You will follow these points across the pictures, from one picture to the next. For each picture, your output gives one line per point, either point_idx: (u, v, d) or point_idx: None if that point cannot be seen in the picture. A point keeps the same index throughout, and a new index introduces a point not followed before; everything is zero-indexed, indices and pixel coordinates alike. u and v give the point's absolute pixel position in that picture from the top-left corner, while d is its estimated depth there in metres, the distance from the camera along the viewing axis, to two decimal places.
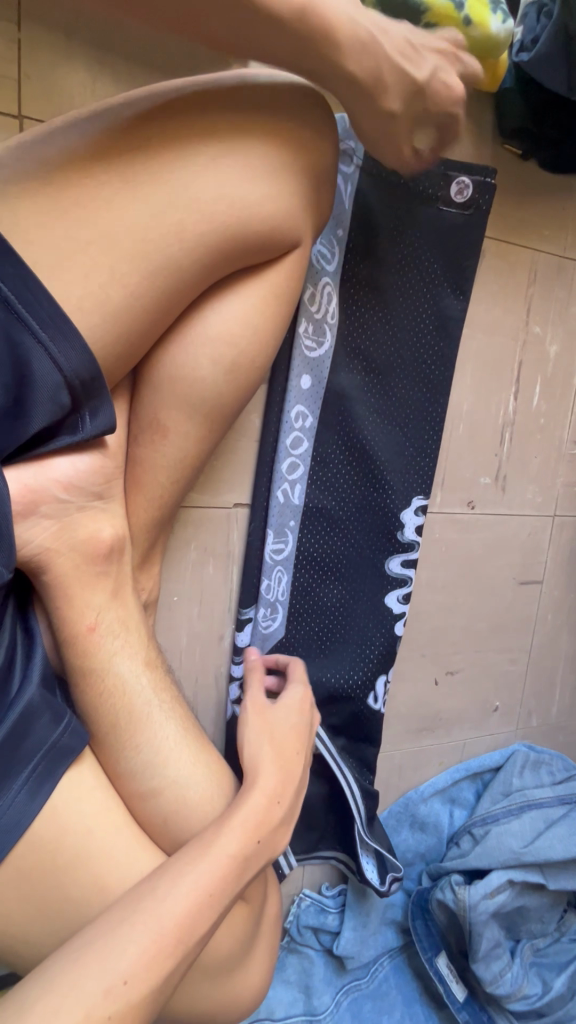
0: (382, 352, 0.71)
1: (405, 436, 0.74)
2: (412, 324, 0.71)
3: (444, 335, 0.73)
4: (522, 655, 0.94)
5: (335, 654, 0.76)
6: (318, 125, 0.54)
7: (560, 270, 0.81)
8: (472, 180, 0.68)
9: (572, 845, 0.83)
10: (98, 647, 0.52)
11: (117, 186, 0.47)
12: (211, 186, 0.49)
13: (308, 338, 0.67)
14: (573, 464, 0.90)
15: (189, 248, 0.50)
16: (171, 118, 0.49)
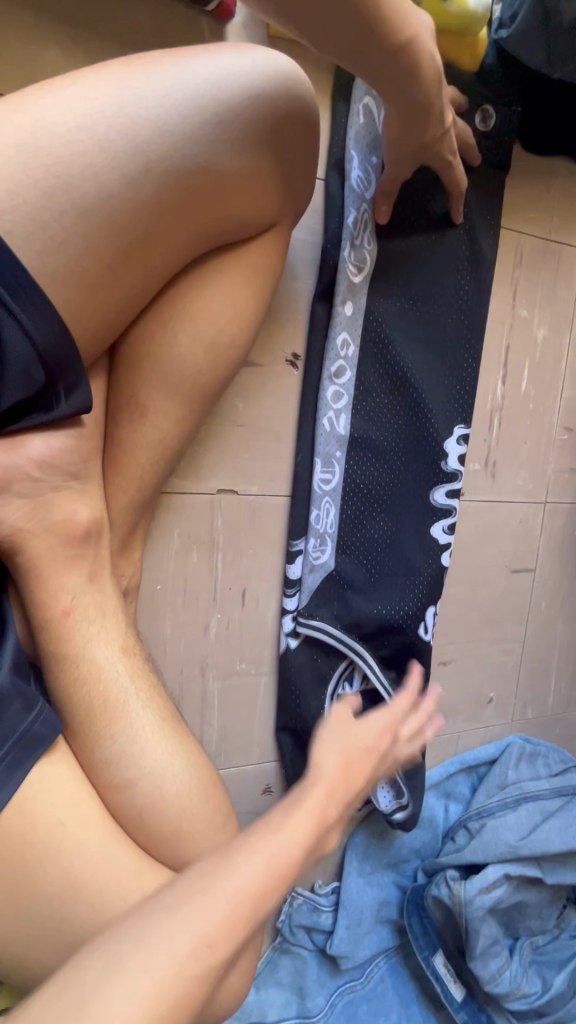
0: (424, 278, 0.71)
1: (445, 366, 0.74)
2: (448, 253, 0.72)
3: (478, 268, 0.74)
4: (516, 645, 0.93)
5: (389, 587, 0.73)
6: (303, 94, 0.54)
7: (546, 253, 0.81)
8: (496, 112, 0.71)
9: (568, 837, 0.82)
10: (72, 631, 0.51)
11: None
12: (191, 149, 0.47)
13: (351, 264, 0.68)
14: (563, 450, 0.89)
15: (163, 220, 0.48)
16: (144, 73, 0.46)
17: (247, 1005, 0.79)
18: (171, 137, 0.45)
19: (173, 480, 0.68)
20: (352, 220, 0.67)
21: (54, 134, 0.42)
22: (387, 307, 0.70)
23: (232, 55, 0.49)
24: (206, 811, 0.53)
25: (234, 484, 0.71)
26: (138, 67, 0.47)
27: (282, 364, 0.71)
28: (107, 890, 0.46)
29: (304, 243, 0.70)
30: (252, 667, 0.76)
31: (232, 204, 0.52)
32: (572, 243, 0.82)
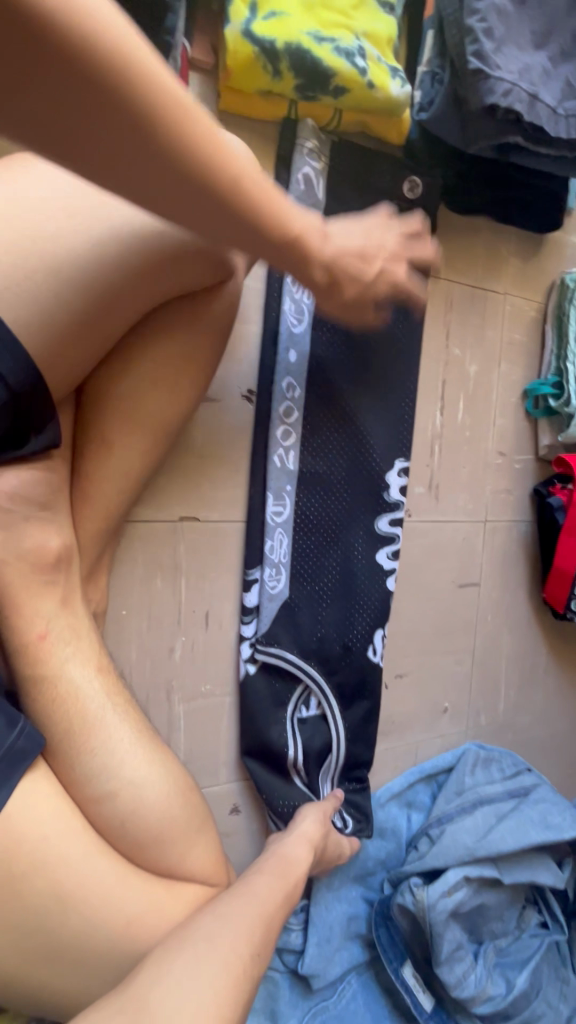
0: (360, 326, 0.79)
1: (381, 407, 0.82)
2: (381, 304, 0.80)
3: (410, 317, 0.83)
4: (467, 656, 0.99)
5: (338, 610, 0.80)
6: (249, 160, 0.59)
7: (474, 298, 0.90)
8: (422, 181, 0.80)
9: (522, 835, 0.87)
10: (48, 654, 0.53)
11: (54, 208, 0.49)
12: (152, 217, 0.53)
13: (291, 315, 0.75)
14: (499, 473, 0.97)
15: (128, 273, 0.52)
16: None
17: None
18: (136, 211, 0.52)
19: (137, 509, 0.71)
20: (289, 277, 0.75)
21: (29, 209, 0.47)
22: (328, 354, 0.78)
23: None
24: (182, 816, 0.56)
25: (197, 513, 0.75)
26: None
27: (240, 401, 0.76)
28: (89, 903, 0.48)
29: (256, 291, 0.76)
30: (217, 687, 0.79)
31: (194, 260, 0.57)
32: (496, 289, 0.92)
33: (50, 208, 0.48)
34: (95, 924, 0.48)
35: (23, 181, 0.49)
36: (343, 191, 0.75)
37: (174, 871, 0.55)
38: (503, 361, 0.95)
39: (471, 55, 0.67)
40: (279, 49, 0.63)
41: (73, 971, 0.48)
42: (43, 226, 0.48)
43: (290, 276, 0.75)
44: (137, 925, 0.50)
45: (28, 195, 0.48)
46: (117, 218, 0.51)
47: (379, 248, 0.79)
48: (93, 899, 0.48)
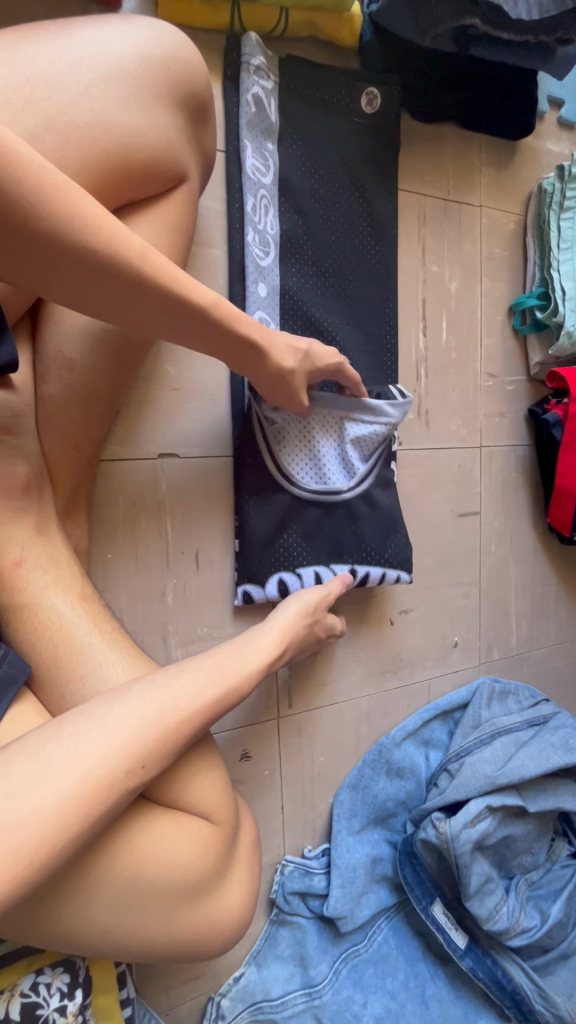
0: (331, 253, 0.76)
1: (363, 337, 0.79)
2: (351, 228, 0.77)
3: (384, 240, 0.80)
4: (473, 587, 0.96)
5: (322, 464, 0.72)
6: (192, 51, 0.55)
7: (448, 212, 0.87)
8: (380, 91, 0.76)
9: (543, 761, 0.84)
10: (26, 581, 0.51)
11: None
12: (88, 106, 0.49)
13: (257, 247, 0.71)
14: (490, 396, 0.94)
15: (73, 175, 0.49)
16: (40, 43, 0.49)
17: (248, 983, 0.78)
18: (71, 102, 0.48)
19: (112, 447, 0.69)
20: (249, 206, 0.71)
21: None
22: (301, 286, 0.74)
23: (120, 25, 0.52)
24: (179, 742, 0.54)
25: (175, 448, 0.72)
26: (28, 34, 0.49)
27: None
28: None
29: (216, 211, 0.72)
30: (214, 630, 0.76)
31: (142, 158, 0.53)
32: (470, 202, 0.89)
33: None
34: (92, 852, 0.46)
35: None
36: (297, 113, 0.73)
37: (175, 800, 0.53)
38: (484, 277, 0.91)
39: None
40: None
41: (75, 903, 0.46)
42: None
43: (253, 207, 0.71)
44: (139, 854, 0.48)
45: None
46: (52, 111, 0.48)
47: (345, 170, 0.76)
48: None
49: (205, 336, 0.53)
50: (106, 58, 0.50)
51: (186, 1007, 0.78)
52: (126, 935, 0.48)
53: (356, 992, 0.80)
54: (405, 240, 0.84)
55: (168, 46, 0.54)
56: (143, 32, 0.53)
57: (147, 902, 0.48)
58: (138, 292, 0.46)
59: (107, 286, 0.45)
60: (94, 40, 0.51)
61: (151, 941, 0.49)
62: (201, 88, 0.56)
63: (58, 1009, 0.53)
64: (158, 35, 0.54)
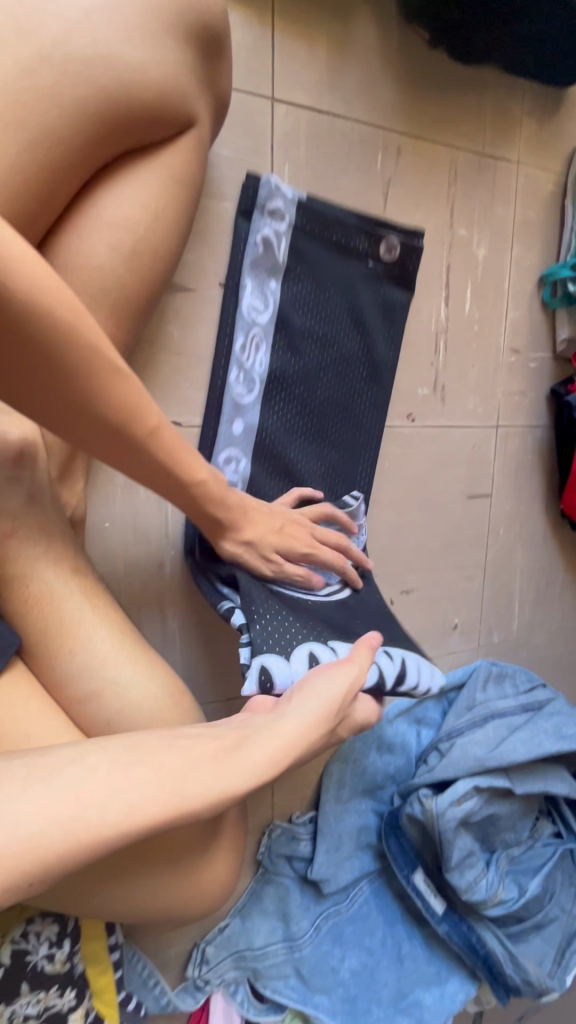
0: (334, 302, 0.72)
1: (353, 395, 0.75)
2: (355, 300, 0.73)
3: (389, 314, 0.76)
4: (477, 571, 0.94)
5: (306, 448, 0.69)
6: None
7: (481, 169, 0.80)
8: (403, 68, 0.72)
9: (534, 746, 0.84)
10: (18, 551, 0.50)
11: None
12: (87, 39, 0.44)
13: (255, 279, 0.67)
14: (511, 373, 0.89)
15: (69, 116, 0.45)
16: None
17: (232, 934, 0.81)
18: (68, 30, 0.44)
19: None
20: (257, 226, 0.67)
21: None
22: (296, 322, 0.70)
23: None
24: (174, 717, 0.55)
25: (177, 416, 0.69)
26: None
27: (216, 288, 0.68)
28: None
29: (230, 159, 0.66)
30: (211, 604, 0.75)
31: (148, 95, 0.47)
32: (507, 158, 0.82)
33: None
34: None
35: None
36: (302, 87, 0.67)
37: None
38: (515, 243, 0.85)
39: None
40: None
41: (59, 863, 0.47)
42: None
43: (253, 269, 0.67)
44: None
45: None
46: (48, 44, 0.43)
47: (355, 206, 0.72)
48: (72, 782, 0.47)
49: (166, 489, 0.51)
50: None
51: (173, 951, 0.82)
52: (108, 902, 0.49)
53: (334, 947, 0.83)
54: (416, 203, 0.77)
55: None
56: None
57: (132, 866, 0.48)
58: (106, 430, 0.44)
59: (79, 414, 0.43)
60: None
61: (137, 901, 0.50)
62: (213, 18, 0.51)
63: (46, 956, 0.56)
64: None
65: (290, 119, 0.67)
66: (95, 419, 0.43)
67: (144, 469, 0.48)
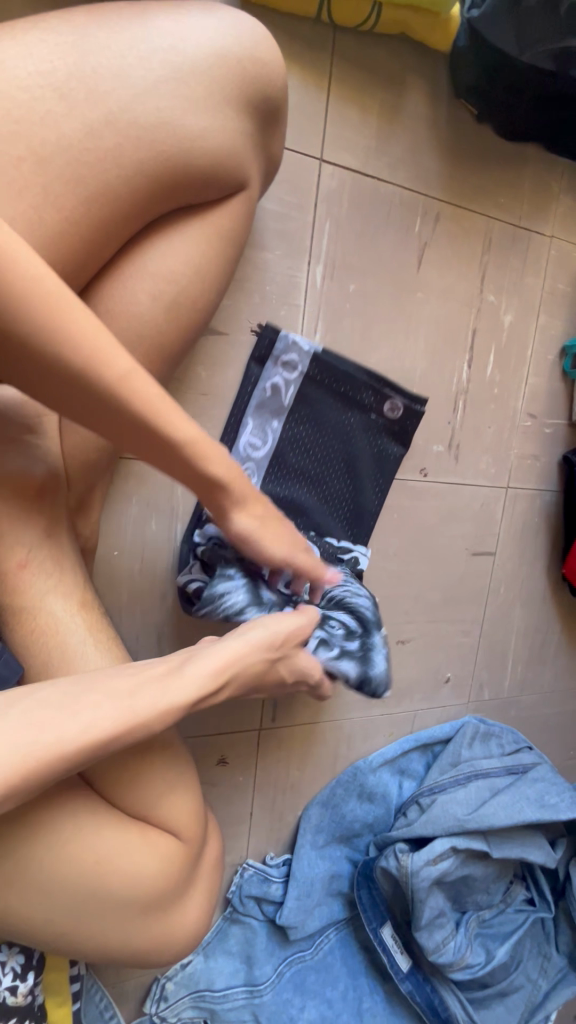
0: (357, 384, 0.74)
1: (357, 470, 0.76)
2: (360, 410, 0.75)
3: (380, 462, 0.77)
4: (474, 627, 0.94)
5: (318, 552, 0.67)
6: (272, 51, 0.51)
7: (515, 240, 0.82)
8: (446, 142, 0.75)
9: (515, 813, 0.84)
10: (28, 585, 0.50)
11: (44, 91, 0.42)
12: (152, 105, 0.45)
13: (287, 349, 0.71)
14: (526, 437, 0.90)
15: (128, 176, 0.46)
16: (111, 28, 0.45)
17: (194, 972, 0.80)
18: (133, 97, 0.45)
19: None
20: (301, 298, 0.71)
21: (16, 89, 0.42)
22: (317, 391, 0.73)
23: (201, 15, 0.48)
24: (163, 757, 0.55)
25: None
26: (100, 19, 0.45)
27: (248, 335, 0.70)
28: (67, 850, 0.45)
29: (274, 213, 0.68)
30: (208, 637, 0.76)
31: (203, 162, 0.49)
32: (541, 231, 0.84)
33: (39, 88, 0.42)
34: (72, 871, 0.45)
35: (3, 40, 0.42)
36: (352, 150, 0.70)
37: (152, 813, 0.53)
38: (542, 313, 0.86)
39: None
40: None
41: (34, 903, 0.44)
42: (24, 106, 0.42)
43: (267, 384, 0.71)
44: (109, 866, 0.47)
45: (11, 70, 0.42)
46: (114, 110, 0.44)
47: (389, 279, 0.75)
48: (47, 800, 0.46)
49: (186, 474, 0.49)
50: (177, 53, 0.46)
51: (132, 982, 0.81)
52: (75, 945, 0.48)
53: (295, 995, 0.82)
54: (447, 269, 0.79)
55: (245, 41, 0.49)
56: (222, 25, 0.49)
57: (108, 910, 0.47)
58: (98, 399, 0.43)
59: (80, 403, 0.43)
60: (168, 28, 0.47)
61: (109, 946, 0.49)
62: (277, 86, 0.52)
63: (9, 988, 0.55)
64: (235, 26, 0.49)
65: (336, 181, 0.70)
66: (84, 391, 0.42)
67: (144, 442, 0.46)
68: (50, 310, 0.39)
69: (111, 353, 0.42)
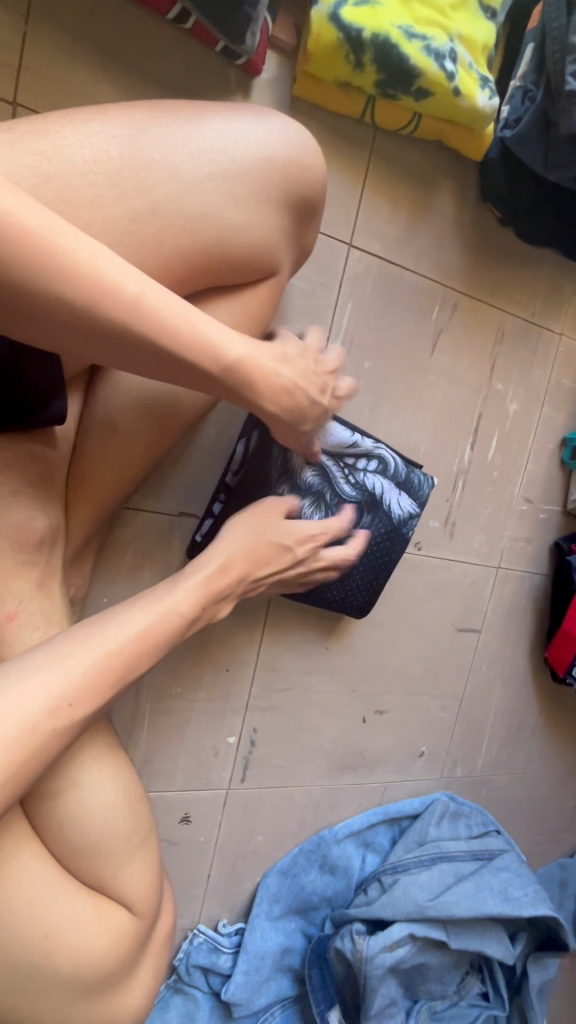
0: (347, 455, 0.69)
1: None
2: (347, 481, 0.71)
3: None
4: (453, 703, 0.94)
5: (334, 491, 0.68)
6: (315, 152, 0.54)
7: (527, 334, 0.86)
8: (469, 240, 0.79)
9: (477, 904, 0.83)
10: (14, 637, 0.48)
11: (97, 176, 0.45)
12: (197, 196, 0.48)
13: None
14: (521, 521, 0.92)
15: (166, 262, 0.48)
16: (169, 125, 0.48)
17: None
18: (180, 190, 0.47)
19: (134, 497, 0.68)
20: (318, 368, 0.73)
21: (72, 171, 0.44)
22: None
23: (254, 118, 0.51)
24: (127, 824, 0.52)
25: (196, 510, 0.71)
26: (156, 114, 0.48)
27: None
28: (15, 926, 0.44)
29: (300, 288, 0.70)
30: (187, 692, 0.76)
31: (237, 252, 0.51)
32: (551, 329, 0.87)
33: (92, 174, 0.44)
34: (18, 948, 0.44)
35: (65, 126, 0.44)
36: (379, 238, 0.73)
37: (107, 884, 0.51)
38: (546, 405, 0.89)
39: (569, 76, 0.61)
40: (365, 38, 0.59)
41: None
42: (78, 190, 0.44)
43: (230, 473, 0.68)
44: (57, 941, 0.45)
45: (69, 154, 0.44)
46: (161, 199, 0.47)
47: (403, 360, 0.78)
48: None
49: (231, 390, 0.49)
50: (224, 153, 0.49)
51: None
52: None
53: None
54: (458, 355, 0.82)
55: (293, 145, 0.52)
56: (272, 129, 0.52)
57: (50, 990, 0.45)
58: (106, 333, 0.42)
59: (121, 350, 0.43)
60: (222, 128, 0.50)
61: None
62: (317, 184, 0.55)
63: None
64: (283, 128, 0.52)
65: (362, 265, 0.73)
66: (104, 331, 0.42)
67: (194, 372, 0.47)
68: (81, 268, 0.39)
69: (145, 293, 0.42)
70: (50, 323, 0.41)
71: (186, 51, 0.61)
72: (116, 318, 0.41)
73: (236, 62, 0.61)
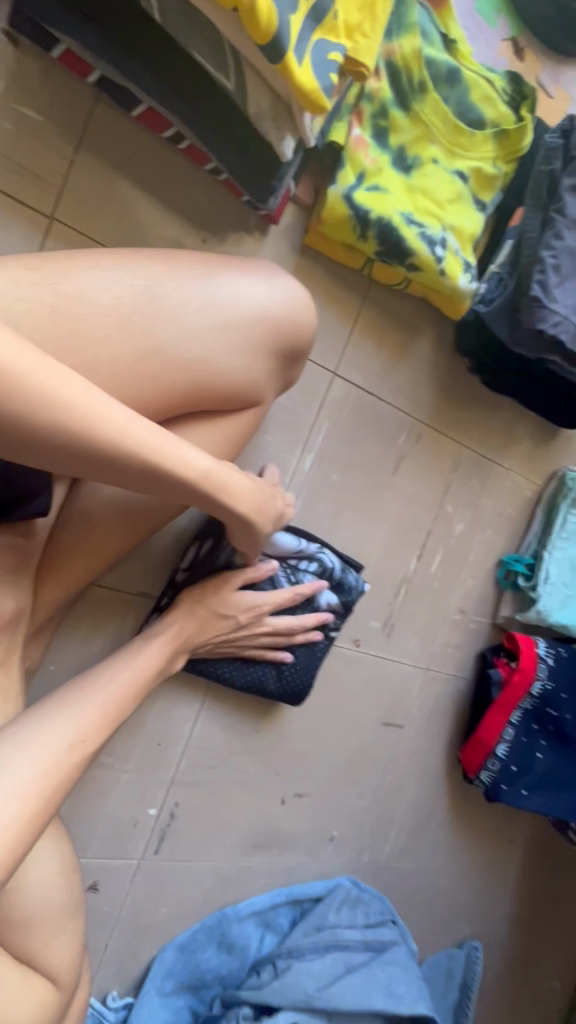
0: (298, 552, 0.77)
1: None
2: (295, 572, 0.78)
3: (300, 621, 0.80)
4: (369, 792, 0.99)
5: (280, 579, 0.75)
6: (312, 313, 0.62)
7: (479, 466, 0.95)
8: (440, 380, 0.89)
9: (362, 997, 0.87)
10: None
11: (117, 322, 0.51)
12: (202, 345, 0.54)
13: None
14: (453, 629, 1.00)
15: (161, 397, 0.54)
16: (188, 282, 0.54)
17: None
18: (186, 338, 0.54)
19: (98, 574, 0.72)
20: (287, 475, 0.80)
21: (96, 315, 0.50)
22: None
23: (263, 280, 0.59)
24: (61, 894, 0.54)
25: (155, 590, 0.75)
26: (179, 270, 0.55)
27: None
28: None
29: (284, 405, 0.77)
30: (117, 762, 0.78)
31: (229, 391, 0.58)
32: (501, 464, 0.98)
33: (111, 320, 0.50)
34: None
35: (95, 275, 0.50)
36: (361, 370, 0.81)
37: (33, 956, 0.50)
38: (488, 529, 0.99)
39: (535, 282, 0.73)
40: (371, 219, 0.68)
41: None
42: (95, 333, 0.50)
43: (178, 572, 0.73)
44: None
45: (95, 301, 0.50)
46: (169, 346, 0.53)
47: (367, 476, 0.85)
48: None
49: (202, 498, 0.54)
50: (232, 311, 0.56)
51: None
52: None
53: None
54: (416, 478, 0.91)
55: (294, 307, 0.60)
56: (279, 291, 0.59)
57: None
58: (100, 460, 0.45)
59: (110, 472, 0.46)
60: (234, 288, 0.57)
61: None
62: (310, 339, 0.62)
63: None
64: (288, 291, 0.60)
65: (342, 391, 0.81)
66: (98, 457, 0.44)
67: (176, 487, 0.50)
68: (80, 410, 0.42)
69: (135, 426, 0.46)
70: (45, 451, 0.43)
71: (215, 193, 0.68)
72: (98, 443, 0.44)
73: (257, 211, 0.69)
